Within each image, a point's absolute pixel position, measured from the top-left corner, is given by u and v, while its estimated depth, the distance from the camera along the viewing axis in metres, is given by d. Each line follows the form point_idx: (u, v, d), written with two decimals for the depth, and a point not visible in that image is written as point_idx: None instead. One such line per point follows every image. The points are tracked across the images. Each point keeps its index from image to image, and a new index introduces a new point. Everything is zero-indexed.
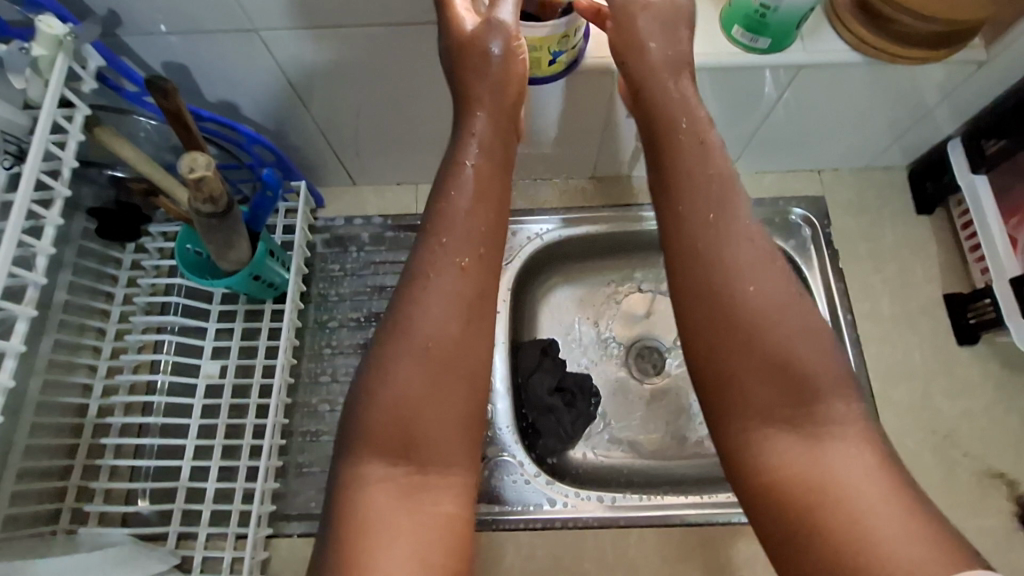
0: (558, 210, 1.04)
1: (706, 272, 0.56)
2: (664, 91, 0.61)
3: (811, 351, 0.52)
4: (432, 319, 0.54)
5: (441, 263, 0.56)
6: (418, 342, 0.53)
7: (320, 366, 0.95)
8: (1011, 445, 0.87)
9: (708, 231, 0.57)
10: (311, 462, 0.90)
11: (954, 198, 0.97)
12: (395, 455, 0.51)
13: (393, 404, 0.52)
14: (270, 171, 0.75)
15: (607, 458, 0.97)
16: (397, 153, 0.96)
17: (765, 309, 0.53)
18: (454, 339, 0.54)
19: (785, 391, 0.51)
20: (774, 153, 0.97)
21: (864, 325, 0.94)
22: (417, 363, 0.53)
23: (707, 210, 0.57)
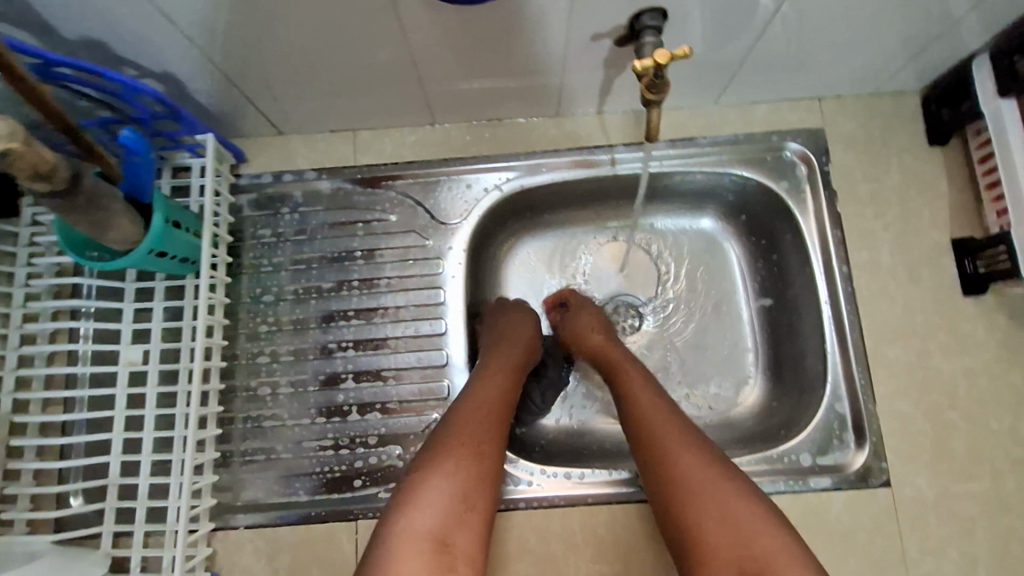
0: (519, 155, 0.89)
1: (645, 429, 0.68)
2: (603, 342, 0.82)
3: (723, 493, 0.59)
4: (482, 436, 0.65)
5: (489, 398, 0.70)
6: (464, 449, 0.63)
7: (257, 345, 0.86)
8: (1011, 404, 0.79)
9: (650, 409, 0.69)
10: (256, 449, 0.83)
11: (972, 127, 0.83)
12: (436, 550, 0.56)
13: (445, 502, 0.59)
14: (130, 132, 0.61)
15: (578, 426, 0.91)
16: (323, 98, 0.82)
17: (704, 451, 0.63)
18: (490, 455, 0.65)
19: (742, 542, 0.56)
20: (768, 80, 0.83)
21: (862, 277, 0.84)
22: (466, 472, 0.62)
23: (646, 398, 0.71)
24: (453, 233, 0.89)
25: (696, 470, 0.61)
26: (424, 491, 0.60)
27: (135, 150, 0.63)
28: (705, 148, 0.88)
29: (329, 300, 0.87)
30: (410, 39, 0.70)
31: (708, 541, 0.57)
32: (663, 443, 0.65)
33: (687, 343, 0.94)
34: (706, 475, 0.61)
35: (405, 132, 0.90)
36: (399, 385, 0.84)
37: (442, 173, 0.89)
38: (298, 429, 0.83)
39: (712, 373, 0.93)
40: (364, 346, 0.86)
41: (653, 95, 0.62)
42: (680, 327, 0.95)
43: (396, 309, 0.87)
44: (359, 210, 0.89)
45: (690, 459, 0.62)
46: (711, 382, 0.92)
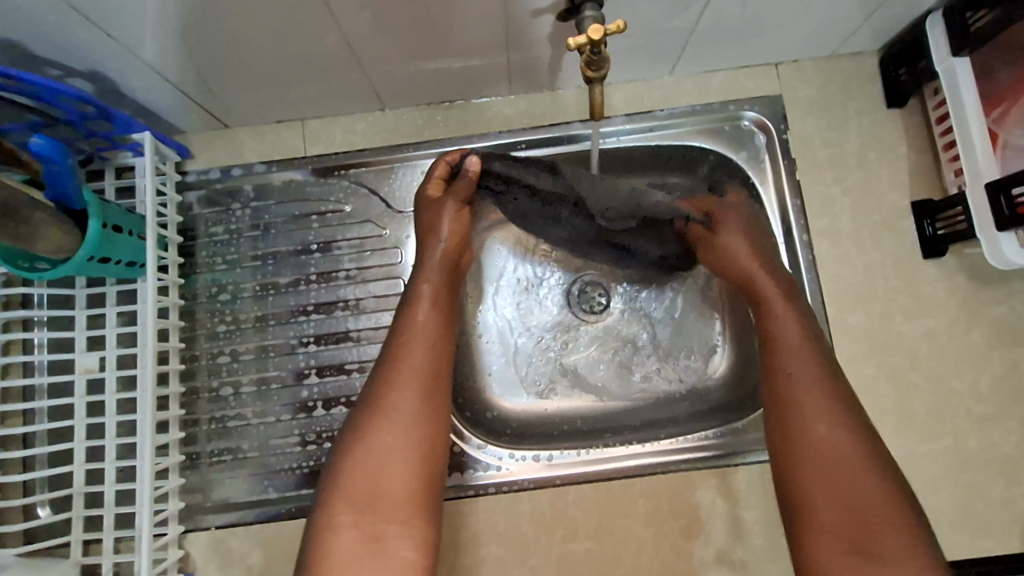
0: (473, 137, 0.87)
1: (800, 394, 0.64)
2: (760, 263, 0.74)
3: (853, 477, 0.60)
4: (397, 391, 0.64)
5: (409, 350, 0.67)
6: (375, 412, 0.63)
7: (218, 345, 0.85)
8: (972, 364, 0.79)
9: (802, 359, 0.66)
10: (223, 449, 0.82)
11: (929, 87, 0.82)
12: (361, 509, 0.58)
13: (366, 465, 0.60)
14: (41, 139, 0.58)
15: (549, 407, 0.90)
16: (262, 87, 0.79)
17: (845, 422, 0.62)
18: (417, 407, 0.64)
19: (858, 519, 0.58)
20: (721, 48, 0.81)
21: (822, 244, 0.83)
22: (381, 431, 0.62)
23: (793, 345, 0.68)
24: (410, 220, 0.87)
25: (829, 448, 0.61)
26: (348, 460, 0.61)
27: (51, 158, 0.60)
28: (663, 120, 0.86)
29: (286, 296, 0.85)
30: (342, 22, 0.67)
31: (821, 513, 0.59)
32: (808, 414, 0.63)
33: (655, 315, 0.93)
34: (838, 449, 0.61)
35: (354, 119, 0.88)
36: (363, 377, 0.83)
37: (396, 159, 0.87)
38: (264, 427, 0.82)
39: (682, 343, 0.92)
40: (325, 340, 0.84)
41: (594, 73, 0.61)
42: (649, 300, 0.93)
43: (356, 301, 0.85)
44: (313, 201, 0.87)
45: (825, 430, 0.62)
46: (682, 352, 0.92)
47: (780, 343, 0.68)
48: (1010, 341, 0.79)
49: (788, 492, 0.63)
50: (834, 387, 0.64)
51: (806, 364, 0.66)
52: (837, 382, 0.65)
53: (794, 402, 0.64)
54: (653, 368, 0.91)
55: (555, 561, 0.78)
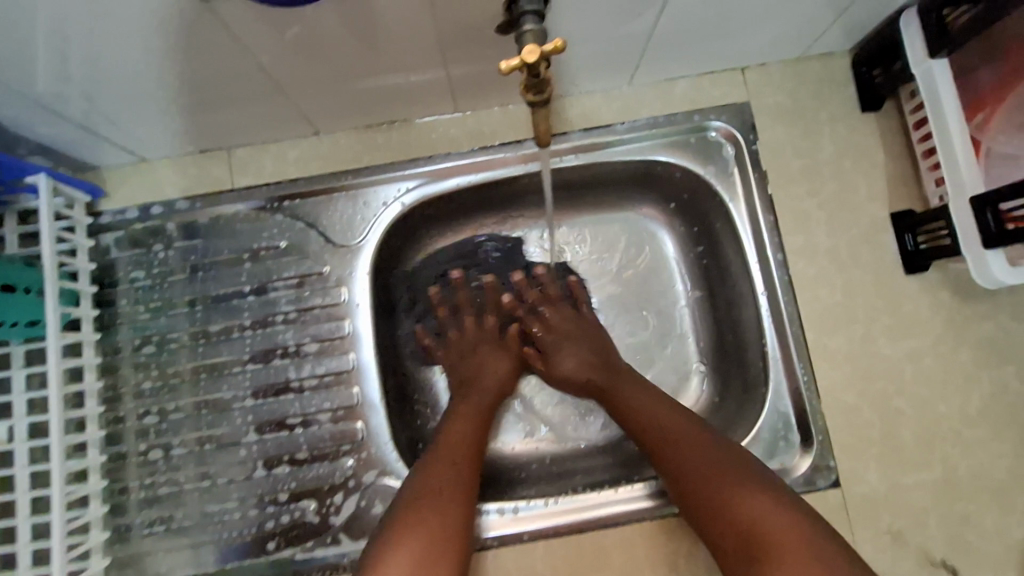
0: (418, 161, 0.79)
1: (662, 435, 0.68)
2: (584, 335, 0.81)
3: (733, 492, 0.60)
4: (445, 487, 0.63)
5: (453, 459, 0.67)
6: (423, 503, 0.61)
7: (143, 403, 0.76)
8: (960, 385, 0.74)
9: (650, 407, 0.71)
10: (154, 519, 0.74)
11: (906, 88, 0.76)
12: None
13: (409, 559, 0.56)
14: None
15: (520, 448, 0.85)
16: (173, 115, 0.70)
17: (700, 447, 0.65)
18: (450, 504, 0.62)
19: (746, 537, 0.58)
20: (682, 55, 0.74)
21: (799, 262, 0.77)
22: (427, 529, 0.59)
23: (635, 401, 0.73)
24: (352, 256, 0.79)
25: (699, 475, 0.63)
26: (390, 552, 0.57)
27: None
28: (623, 135, 0.80)
29: (217, 346, 0.77)
30: (250, 43, 0.59)
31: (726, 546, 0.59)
32: (666, 453, 0.66)
33: (626, 345, 0.87)
34: (711, 469, 0.63)
35: (286, 146, 0.79)
36: (307, 432, 0.75)
37: (333, 189, 0.79)
38: (198, 493, 0.75)
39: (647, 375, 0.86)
40: (263, 394, 0.76)
41: (535, 96, 0.53)
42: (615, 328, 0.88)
43: (296, 348, 0.77)
44: (243, 239, 0.79)
45: (689, 459, 0.64)
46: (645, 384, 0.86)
47: (633, 398, 0.73)
48: (998, 359, 0.74)
49: (709, 540, 0.62)
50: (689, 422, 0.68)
51: (658, 406, 0.71)
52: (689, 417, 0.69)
53: (664, 440, 0.67)
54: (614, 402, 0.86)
55: None
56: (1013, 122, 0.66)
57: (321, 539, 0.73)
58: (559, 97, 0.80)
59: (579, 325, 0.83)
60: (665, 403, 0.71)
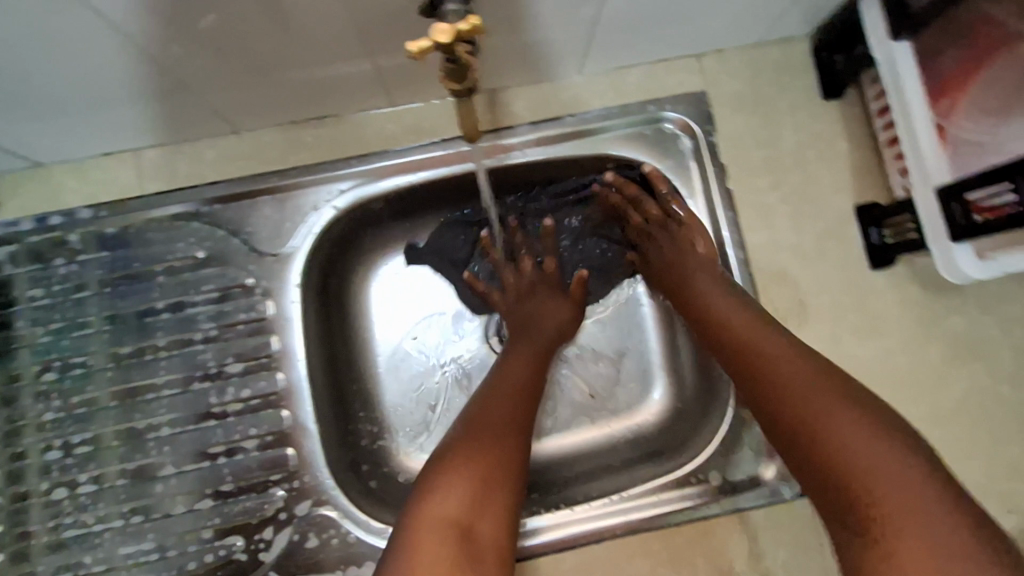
0: (352, 160, 0.72)
1: (784, 382, 0.54)
2: (670, 237, 0.72)
3: (860, 445, 0.46)
4: (494, 425, 0.58)
5: (513, 381, 0.64)
6: (465, 443, 0.56)
7: (46, 436, 0.68)
8: (930, 385, 0.70)
9: (736, 315, 0.62)
10: (59, 566, 0.66)
11: (868, 74, 0.72)
12: (435, 540, 0.48)
13: (449, 502, 0.51)
14: None
15: None
16: (63, 113, 0.62)
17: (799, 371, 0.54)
18: (505, 424, 0.59)
19: (850, 482, 0.46)
20: (632, 41, 0.69)
21: (761, 260, 0.73)
22: (484, 444, 0.56)
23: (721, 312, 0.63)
24: (281, 265, 0.71)
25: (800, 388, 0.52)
26: (429, 494, 0.52)
27: None
28: (576, 127, 0.74)
29: (130, 370, 0.69)
30: (131, 31, 0.52)
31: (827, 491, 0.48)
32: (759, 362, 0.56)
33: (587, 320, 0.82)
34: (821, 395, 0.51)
35: (202, 146, 0.72)
36: (232, 461, 0.68)
37: (258, 192, 0.72)
38: (110, 535, 0.67)
39: (598, 348, 0.82)
40: (182, 422, 0.69)
41: (458, 84, 0.47)
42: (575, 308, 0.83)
43: (219, 368, 0.70)
44: (157, 249, 0.71)
45: (801, 374, 0.53)
46: (598, 356, 0.82)
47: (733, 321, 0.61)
48: (967, 356, 0.71)
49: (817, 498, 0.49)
50: (806, 356, 0.55)
51: (764, 334, 0.59)
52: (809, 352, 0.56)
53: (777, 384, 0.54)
54: (569, 381, 0.82)
55: None
56: (975, 109, 0.62)
57: None
58: (504, 87, 0.74)
59: (662, 223, 0.73)
60: (782, 340, 0.58)
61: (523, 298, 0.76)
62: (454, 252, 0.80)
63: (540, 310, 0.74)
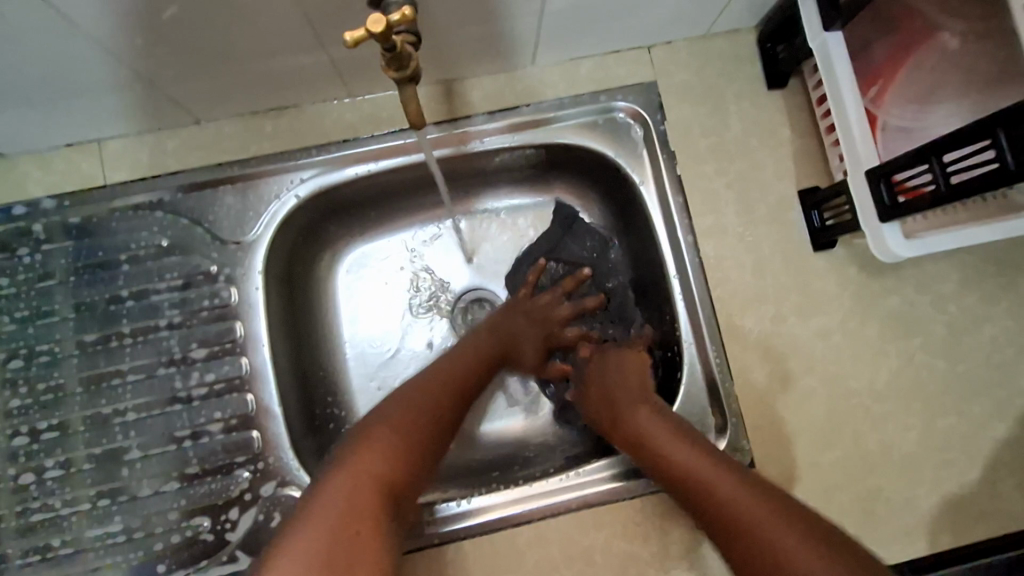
0: (311, 150, 0.74)
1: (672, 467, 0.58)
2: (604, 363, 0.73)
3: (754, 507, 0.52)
4: (426, 407, 0.62)
5: (453, 371, 0.69)
6: (403, 412, 0.60)
7: (12, 422, 0.70)
8: (869, 360, 0.74)
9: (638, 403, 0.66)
10: (27, 549, 0.68)
11: (809, 64, 0.76)
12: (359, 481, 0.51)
13: (380, 459, 0.54)
14: None
15: None
16: (21, 106, 0.64)
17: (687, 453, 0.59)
18: (434, 410, 0.63)
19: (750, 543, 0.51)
20: (581, 34, 0.72)
21: (709, 244, 0.76)
22: (408, 418, 0.60)
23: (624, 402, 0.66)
24: (242, 252, 0.73)
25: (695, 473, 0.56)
26: (360, 449, 0.55)
27: None
28: (531, 118, 0.76)
29: (95, 357, 0.71)
30: (83, 23, 0.54)
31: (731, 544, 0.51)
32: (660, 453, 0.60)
33: None
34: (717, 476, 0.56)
35: (164, 137, 0.74)
36: (197, 445, 0.70)
37: (220, 182, 0.73)
38: (77, 518, 0.68)
39: None
40: (147, 407, 0.70)
41: (398, 72, 0.50)
42: None
43: (183, 354, 0.71)
44: (120, 239, 0.72)
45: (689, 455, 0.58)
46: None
47: (650, 433, 0.61)
48: (903, 333, 0.74)
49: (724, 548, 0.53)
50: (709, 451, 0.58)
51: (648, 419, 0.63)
52: (706, 447, 0.58)
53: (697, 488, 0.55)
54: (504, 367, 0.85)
55: None
56: (901, 96, 0.66)
57: (215, 558, 0.68)
58: (461, 79, 0.77)
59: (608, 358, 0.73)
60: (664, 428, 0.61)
61: (528, 309, 0.80)
62: (580, 250, 0.85)
63: (525, 317, 0.79)
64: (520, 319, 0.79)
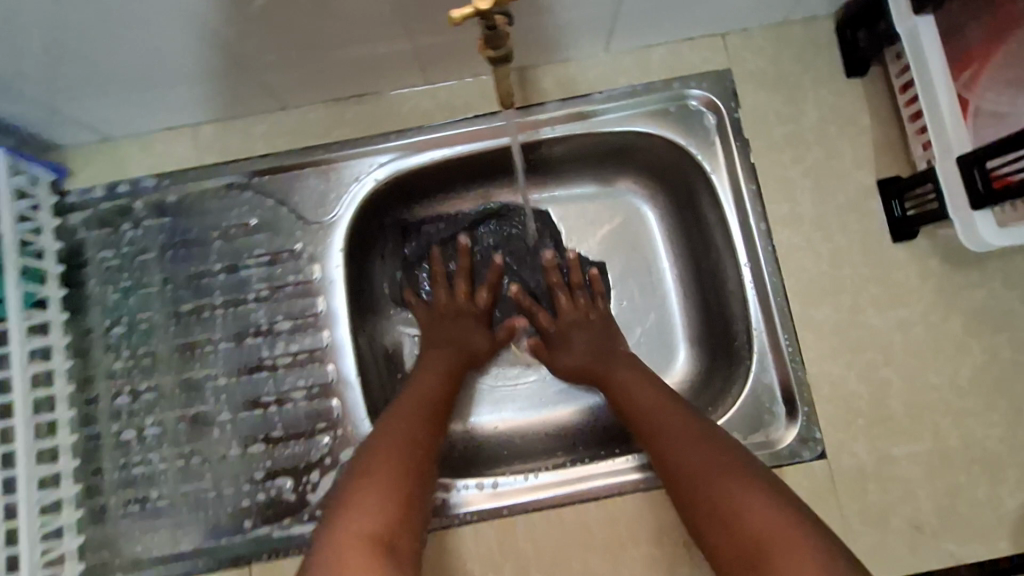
0: (390, 135, 0.77)
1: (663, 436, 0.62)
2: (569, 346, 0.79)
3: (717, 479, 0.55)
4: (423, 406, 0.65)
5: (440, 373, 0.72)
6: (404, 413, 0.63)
7: (115, 384, 0.75)
8: (951, 354, 0.72)
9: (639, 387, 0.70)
10: (127, 501, 0.73)
11: (891, 50, 0.74)
12: (389, 464, 0.55)
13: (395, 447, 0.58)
14: None
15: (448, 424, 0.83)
16: (133, 91, 0.69)
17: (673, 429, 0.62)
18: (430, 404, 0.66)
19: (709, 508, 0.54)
20: (657, 20, 0.72)
21: (782, 232, 0.75)
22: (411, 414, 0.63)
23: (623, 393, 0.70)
24: (324, 232, 0.77)
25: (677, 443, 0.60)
26: (381, 440, 0.59)
27: None
28: (600, 104, 0.77)
29: (188, 326, 0.76)
30: (200, 12, 0.58)
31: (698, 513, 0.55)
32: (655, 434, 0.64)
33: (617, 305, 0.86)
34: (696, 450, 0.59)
35: (253, 122, 0.78)
36: (281, 411, 0.74)
37: (304, 164, 0.77)
38: (173, 473, 0.74)
39: None
40: (237, 374, 0.75)
41: (493, 51, 0.52)
42: None
43: (270, 325, 0.76)
44: (213, 216, 0.77)
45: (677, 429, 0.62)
46: None
47: (647, 410, 0.66)
48: (989, 328, 0.72)
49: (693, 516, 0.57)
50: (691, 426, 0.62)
51: (647, 400, 0.67)
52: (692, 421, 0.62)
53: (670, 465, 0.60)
54: None
55: None
56: (997, 82, 0.64)
57: (297, 516, 0.72)
58: (534, 66, 0.78)
59: (567, 334, 0.80)
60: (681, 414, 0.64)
61: (445, 314, 0.80)
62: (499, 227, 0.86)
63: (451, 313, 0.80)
64: (444, 326, 0.79)
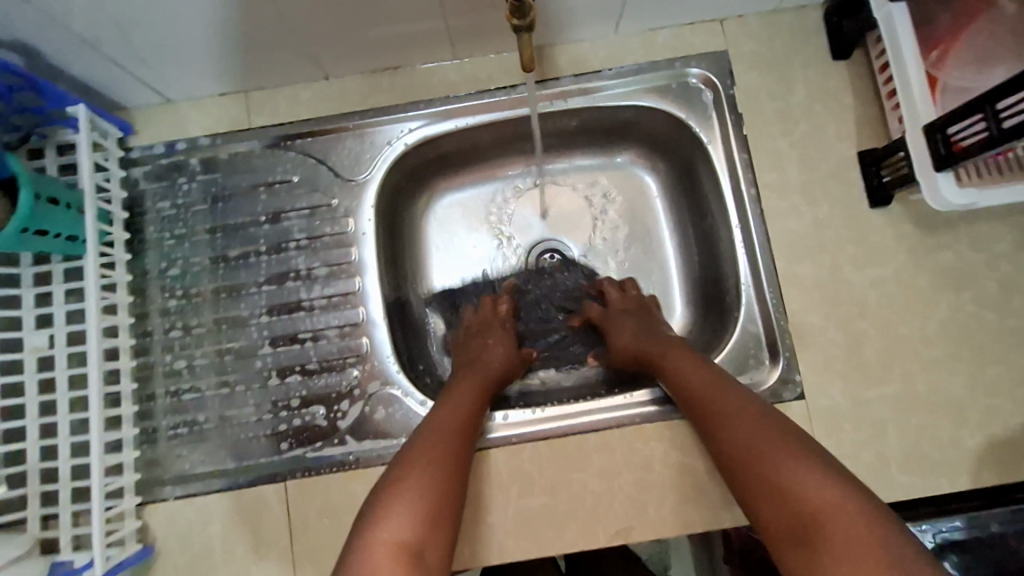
0: (420, 103, 0.86)
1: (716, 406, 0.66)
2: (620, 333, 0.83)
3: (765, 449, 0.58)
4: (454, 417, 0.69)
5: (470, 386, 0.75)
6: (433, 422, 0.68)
7: (169, 320, 0.84)
8: (921, 309, 0.79)
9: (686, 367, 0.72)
10: (177, 423, 0.82)
11: (872, 36, 0.82)
12: (416, 474, 0.59)
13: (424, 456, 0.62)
14: None
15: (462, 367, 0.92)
16: (197, 57, 0.78)
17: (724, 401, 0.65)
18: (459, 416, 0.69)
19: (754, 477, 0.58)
20: (662, 5, 0.81)
21: (772, 197, 0.83)
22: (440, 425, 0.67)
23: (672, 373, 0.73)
24: (359, 188, 0.86)
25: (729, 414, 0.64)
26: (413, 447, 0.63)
27: None
28: (609, 80, 0.86)
29: (236, 269, 0.85)
30: None
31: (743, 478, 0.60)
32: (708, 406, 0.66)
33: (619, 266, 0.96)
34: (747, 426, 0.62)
35: (298, 89, 0.87)
36: (317, 346, 0.83)
37: (343, 128, 0.86)
38: (219, 399, 0.82)
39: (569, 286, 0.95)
40: (278, 312, 0.84)
41: (519, 20, 0.61)
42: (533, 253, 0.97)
43: (308, 270, 0.85)
44: (260, 172, 0.86)
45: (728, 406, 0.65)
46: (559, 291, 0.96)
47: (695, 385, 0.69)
48: (956, 286, 0.79)
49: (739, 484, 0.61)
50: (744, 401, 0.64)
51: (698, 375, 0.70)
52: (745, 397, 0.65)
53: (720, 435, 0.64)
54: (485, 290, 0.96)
55: (512, 517, 0.76)
56: (961, 62, 0.72)
57: (328, 440, 0.80)
58: (551, 45, 0.86)
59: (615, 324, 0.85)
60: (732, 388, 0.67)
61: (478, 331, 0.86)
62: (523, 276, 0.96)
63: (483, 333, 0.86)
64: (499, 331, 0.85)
